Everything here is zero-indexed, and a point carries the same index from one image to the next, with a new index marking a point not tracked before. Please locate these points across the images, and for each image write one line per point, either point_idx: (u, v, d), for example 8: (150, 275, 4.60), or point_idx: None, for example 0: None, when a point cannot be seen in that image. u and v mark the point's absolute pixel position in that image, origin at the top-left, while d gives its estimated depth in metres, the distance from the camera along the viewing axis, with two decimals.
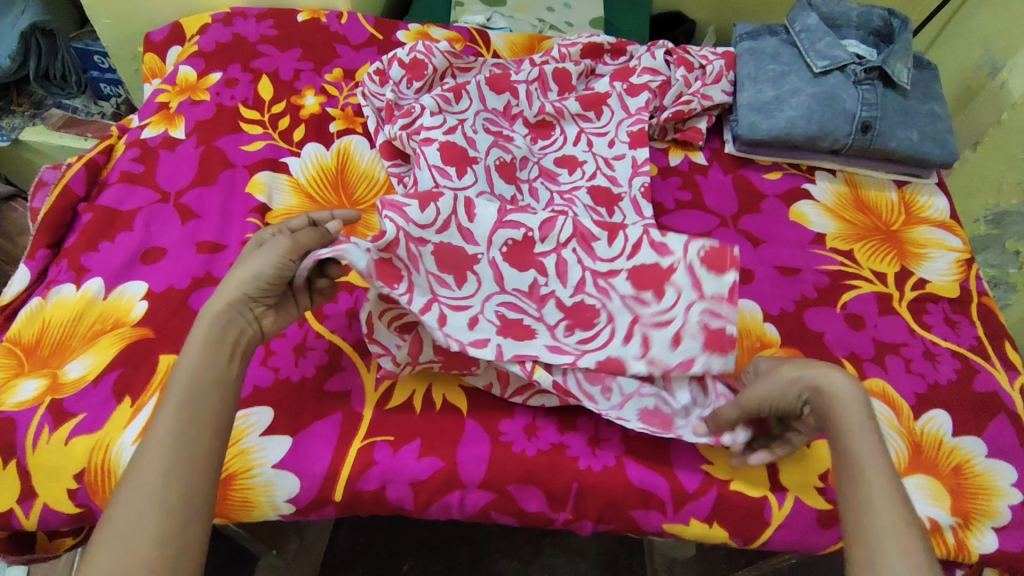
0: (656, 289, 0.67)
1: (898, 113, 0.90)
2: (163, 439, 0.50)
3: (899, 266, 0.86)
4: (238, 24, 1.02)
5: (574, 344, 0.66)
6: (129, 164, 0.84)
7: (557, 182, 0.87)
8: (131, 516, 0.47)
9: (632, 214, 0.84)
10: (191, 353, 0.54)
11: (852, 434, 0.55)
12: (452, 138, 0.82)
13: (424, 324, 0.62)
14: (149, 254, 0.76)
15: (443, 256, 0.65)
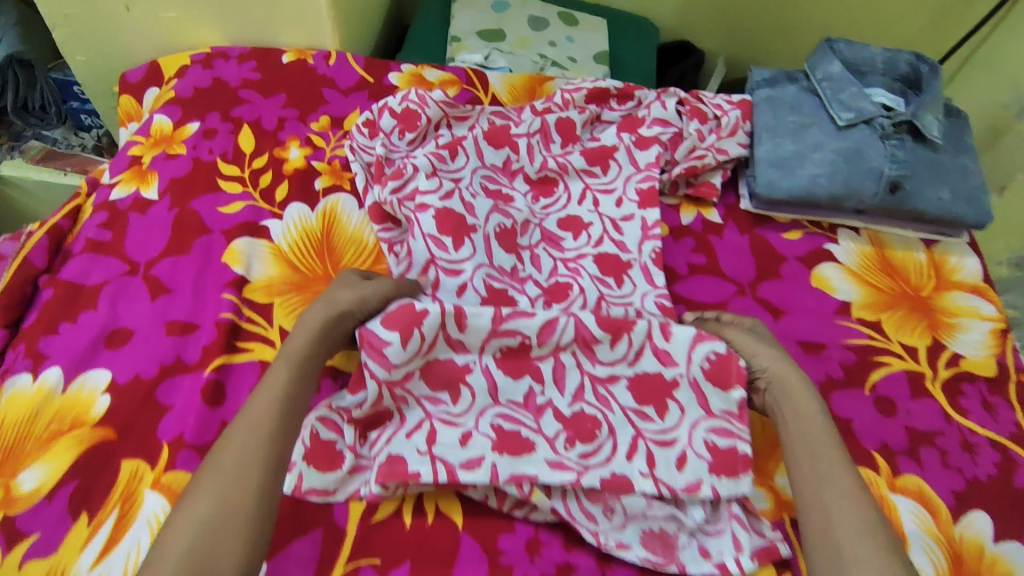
0: (658, 404, 0.66)
1: (928, 170, 0.83)
2: (271, 407, 0.56)
3: (931, 339, 0.80)
4: (219, 67, 0.95)
5: (575, 459, 0.62)
6: (96, 230, 0.77)
7: (561, 248, 0.81)
8: (240, 461, 0.52)
9: (642, 282, 0.77)
10: (297, 340, 0.62)
11: (802, 394, 0.65)
12: (449, 203, 0.76)
13: (407, 446, 0.61)
14: (114, 337, 0.70)
15: (433, 376, 0.64)
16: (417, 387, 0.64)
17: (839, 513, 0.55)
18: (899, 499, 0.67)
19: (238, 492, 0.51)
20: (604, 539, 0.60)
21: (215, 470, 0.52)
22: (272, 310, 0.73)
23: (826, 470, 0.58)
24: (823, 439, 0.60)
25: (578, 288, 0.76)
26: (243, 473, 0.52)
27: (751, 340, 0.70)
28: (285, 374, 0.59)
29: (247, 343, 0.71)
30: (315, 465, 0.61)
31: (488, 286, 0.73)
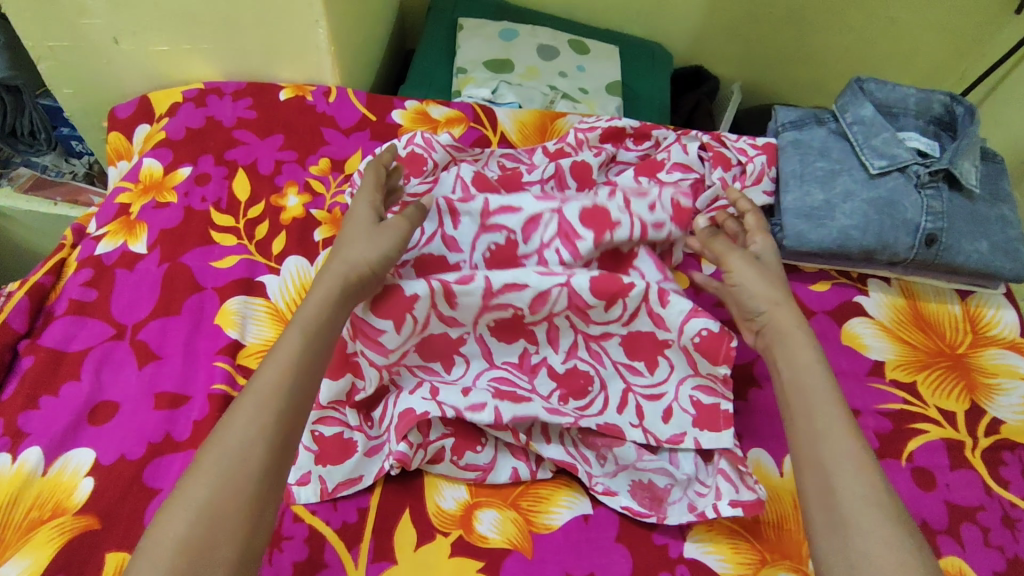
0: (648, 359, 0.69)
1: (965, 221, 0.79)
2: (280, 372, 0.51)
3: (970, 402, 0.75)
4: (213, 105, 0.90)
5: (601, 471, 0.66)
6: (80, 289, 0.72)
7: (587, 319, 0.68)
8: (237, 445, 0.47)
9: (680, 366, 0.69)
10: (313, 303, 0.56)
11: (801, 343, 0.60)
12: (432, 249, 0.73)
13: (411, 399, 0.64)
14: (98, 411, 0.65)
15: (426, 348, 0.67)
16: (411, 358, 0.67)
17: (840, 479, 0.51)
18: None
19: (242, 472, 0.46)
20: (597, 480, 0.64)
21: (220, 445, 0.47)
22: None
23: (825, 430, 0.53)
24: (823, 395, 0.56)
25: (600, 381, 0.69)
26: (250, 450, 0.47)
27: (754, 277, 0.65)
28: (297, 340, 0.54)
29: None
30: (330, 462, 0.63)
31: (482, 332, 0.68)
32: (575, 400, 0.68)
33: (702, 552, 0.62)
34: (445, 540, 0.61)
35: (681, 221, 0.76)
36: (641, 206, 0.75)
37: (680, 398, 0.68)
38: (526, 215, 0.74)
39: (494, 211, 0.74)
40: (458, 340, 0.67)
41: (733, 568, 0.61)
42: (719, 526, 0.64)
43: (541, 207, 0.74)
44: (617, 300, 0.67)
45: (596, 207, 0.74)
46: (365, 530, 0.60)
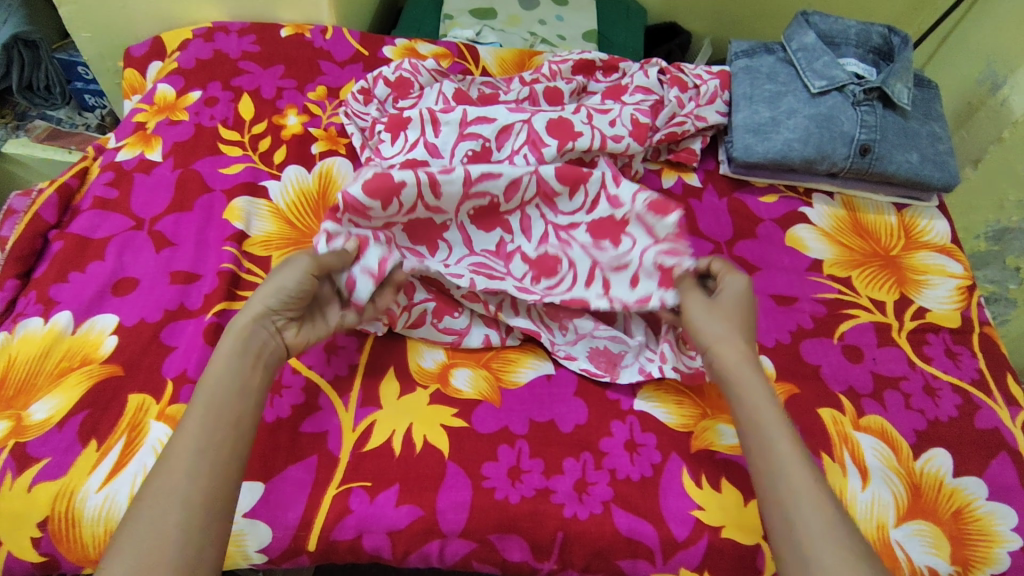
0: (613, 237, 0.75)
1: (897, 134, 0.87)
2: (183, 443, 0.52)
3: (899, 294, 0.84)
4: (220, 40, 0.99)
5: (564, 341, 0.74)
6: (102, 189, 0.81)
7: (554, 208, 0.77)
8: (153, 519, 0.49)
9: (641, 236, 0.73)
10: (216, 377, 0.56)
11: (749, 379, 0.60)
12: (413, 154, 0.80)
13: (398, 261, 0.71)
14: (120, 285, 0.74)
15: (411, 230, 0.75)
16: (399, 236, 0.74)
17: (799, 511, 0.53)
18: (863, 437, 0.71)
19: (163, 538, 0.48)
20: (557, 347, 0.73)
21: (140, 521, 0.49)
22: (271, 262, 0.77)
23: (784, 468, 0.55)
24: (777, 434, 0.57)
25: (568, 261, 0.75)
26: (164, 522, 0.48)
27: (704, 312, 0.65)
28: (202, 412, 0.54)
29: (247, 291, 0.74)
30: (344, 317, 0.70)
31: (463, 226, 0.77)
32: (546, 279, 0.75)
33: (649, 406, 0.71)
34: (424, 392, 0.69)
35: (639, 136, 0.84)
36: (602, 121, 0.83)
37: (645, 265, 0.71)
38: (499, 124, 0.81)
39: (471, 121, 0.81)
40: (442, 227, 0.76)
41: (675, 418, 0.70)
42: (666, 387, 0.72)
43: (512, 118, 0.82)
44: (578, 188, 0.76)
45: (562, 120, 0.82)
46: (354, 382, 0.69)
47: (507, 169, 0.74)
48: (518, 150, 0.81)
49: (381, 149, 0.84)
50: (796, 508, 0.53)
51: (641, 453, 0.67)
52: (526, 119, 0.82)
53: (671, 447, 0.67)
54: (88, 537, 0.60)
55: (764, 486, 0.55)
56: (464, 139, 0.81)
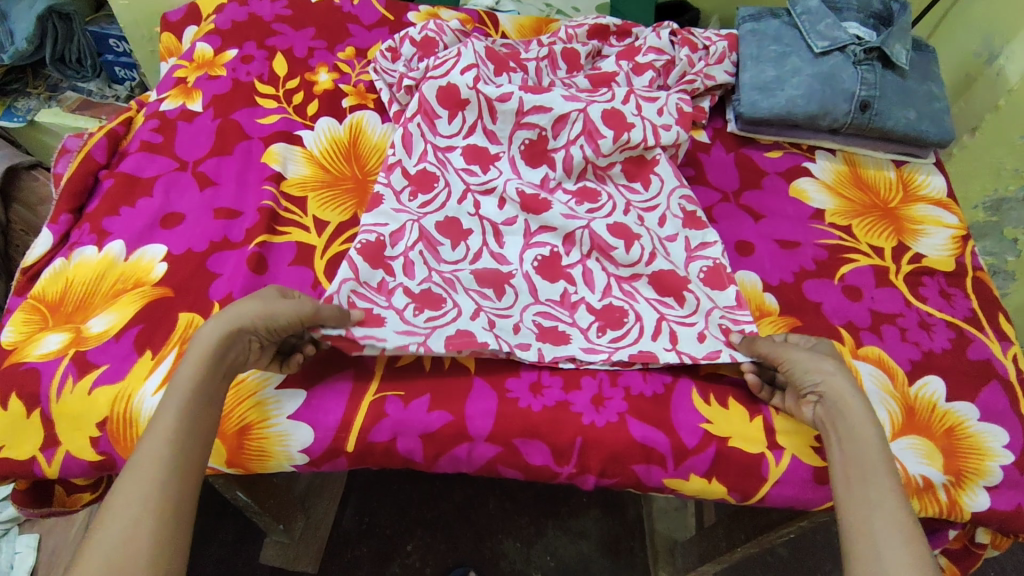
0: (676, 295, 0.76)
1: (895, 92, 0.92)
2: (166, 437, 0.55)
3: (897, 241, 0.88)
4: (254, 4, 1.04)
5: (606, 343, 0.72)
6: (148, 134, 0.87)
7: (614, 261, 0.78)
8: (123, 523, 0.50)
9: (703, 299, 0.75)
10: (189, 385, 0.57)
11: (860, 414, 0.61)
12: (473, 139, 0.85)
13: (459, 209, 0.80)
14: (167, 219, 0.79)
15: (472, 153, 0.84)
16: (475, 181, 0.82)
17: (886, 537, 0.53)
18: (860, 364, 0.76)
19: (134, 541, 0.49)
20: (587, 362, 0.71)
21: (116, 513, 0.50)
22: (306, 203, 0.82)
23: (876, 495, 0.56)
24: (880, 467, 0.58)
25: (635, 315, 0.74)
26: (136, 529, 0.50)
27: (809, 355, 0.66)
28: (178, 403, 0.56)
29: (286, 228, 0.79)
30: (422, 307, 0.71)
31: (521, 194, 0.80)
32: (612, 330, 0.73)
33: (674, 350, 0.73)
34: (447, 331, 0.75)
35: (685, 124, 0.87)
36: (651, 111, 0.87)
37: (711, 327, 0.73)
38: (555, 113, 0.84)
39: (528, 110, 0.84)
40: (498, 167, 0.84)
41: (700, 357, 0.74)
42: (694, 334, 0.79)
43: (569, 107, 0.84)
44: (634, 243, 0.78)
45: (615, 111, 0.85)
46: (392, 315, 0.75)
47: (560, 222, 0.79)
48: (575, 140, 0.84)
49: (434, 121, 0.85)
50: (885, 532, 0.54)
51: (653, 373, 0.72)
52: (582, 108, 0.84)
53: (681, 370, 0.72)
54: (143, 435, 0.65)
55: (857, 514, 0.56)
56: (520, 128, 0.85)
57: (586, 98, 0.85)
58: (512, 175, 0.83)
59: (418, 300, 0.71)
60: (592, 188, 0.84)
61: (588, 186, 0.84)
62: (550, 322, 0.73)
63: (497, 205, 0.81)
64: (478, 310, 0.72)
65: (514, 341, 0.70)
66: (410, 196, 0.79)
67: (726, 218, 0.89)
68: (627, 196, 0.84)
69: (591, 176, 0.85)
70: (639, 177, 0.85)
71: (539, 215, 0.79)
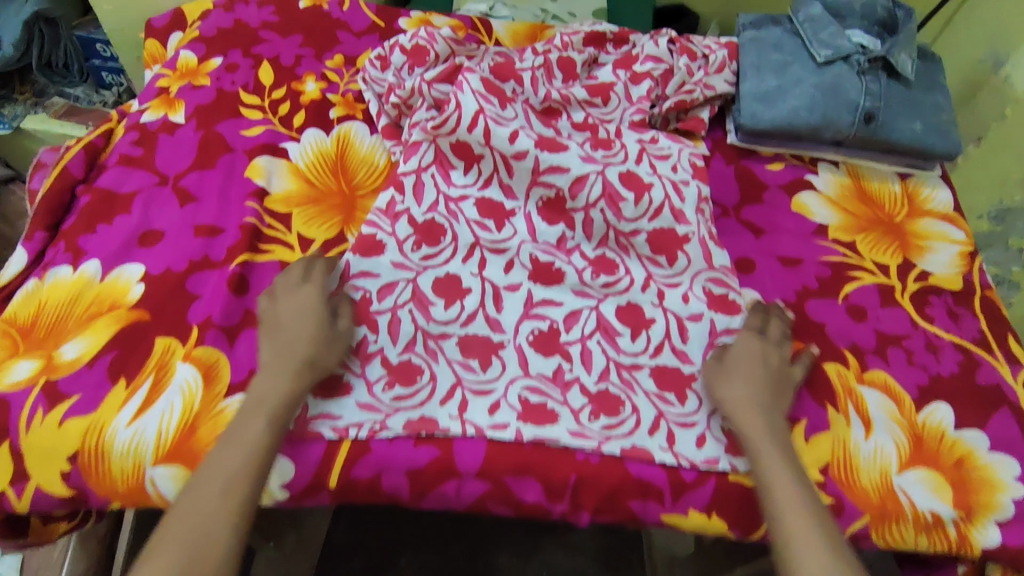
0: (678, 391, 0.70)
1: (900, 103, 0.89)
2: (238, 454, 0.58)
3: (902, 258, 0.86)
4: (240, 11, 1.02)
5: (598, 429, 0.66)
6: (128, 147, 0.84)
7: (617, 346, 0.72)
8: (207, 520, 0.55)
9: (709, 399, 0.69)
10: (261, 394, 0.62)
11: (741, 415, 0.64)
12: (487, 192, 0.79)
13: (461, 267, 0.74)
14: (146, 236, 0.76)
15: (484, 205, 0.78)
16: (487, 239, 0.76)
17: (795, 540, 0.57)
18: (866, 390, 0.73)
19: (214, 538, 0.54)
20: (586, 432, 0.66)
21: (190, 523, 0.55)
22: (290, 219, 0.79)
23: (778, 494, 0.59)
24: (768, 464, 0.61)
25: (631, 406, 0.68)
26: (214, 532, 0.54)
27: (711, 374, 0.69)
28: (265, 423, 0.60)
29: (269, 246, 0.77)
30: (400, 381, 0.67)
31: (534, 261, 0.76)
32: (607, 417, 0.67)
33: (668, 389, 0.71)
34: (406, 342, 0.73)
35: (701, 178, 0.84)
36: (665, 168, 0.83)
37: (714, 429, 0.68)
38: (573, 174, 0.78)
39: (544, 170, 0.79)
40: (510, 212, 0.79)
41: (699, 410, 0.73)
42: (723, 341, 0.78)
43: (586, 168, 0.79)
44: (640, 331, 0.73)
45: (630, 173, 0.80)
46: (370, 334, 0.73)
47: (569, 298, 0.75)
48: (594, 203, 0.78)
49: (449, 171, 0.79)
50: (790, 537, 0.57)
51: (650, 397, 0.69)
52: (600, 170, 0.79)
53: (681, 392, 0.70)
54: (116, 470, 0.62)
55: (774, 514, 0.59)
56: (537, 185, 0.79)
57: (602, 158, 0.81)
58: (527, 237, 0.78)
59: (394, 372, 0.68)
60: (611, 258, 0.78)
61: (607, 255, 0.78)
62: (537, 400, 0.67)
63: (503, 269, 0.75)
64: (456, 387, 0.68)
65: (486, 423, 0.65)
66: (413, 247, 0.74)
67: (727, 233, 0.86)
68: (649, 269, 0.77)
69: (614, 244, 0.78)
70: (665, 250, 0.78)
71: (547, 287, 0.75)
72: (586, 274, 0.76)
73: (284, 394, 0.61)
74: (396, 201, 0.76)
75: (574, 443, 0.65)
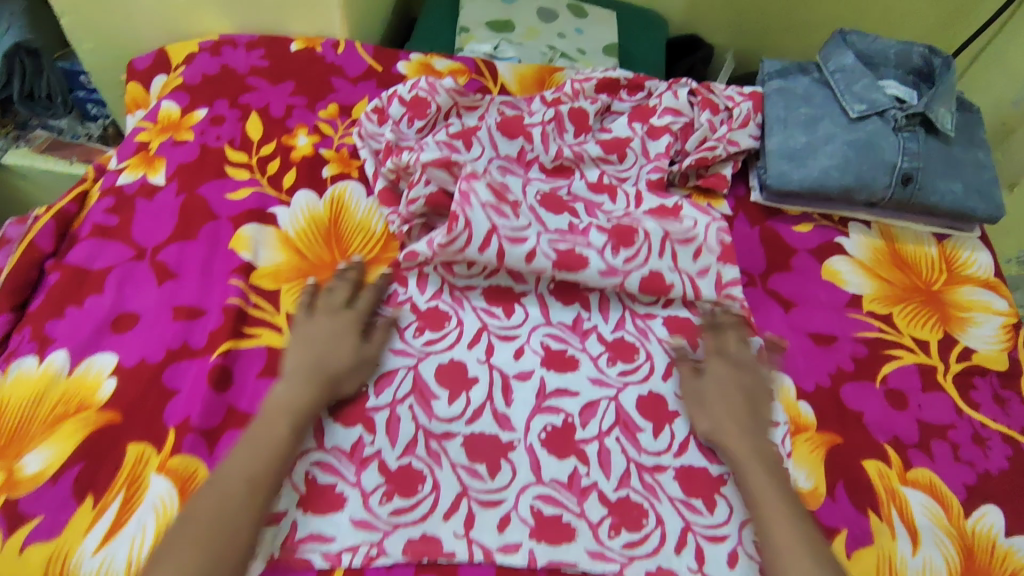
0: (706, 497, 0.63)
1: (941, 162, 0.83)
2: (262, 457, 0.58)
3: (943, 333, 0.79)
4: (227, 54, 0.95)
5: (619, 549, 0.60)
6: (102, 215, 0.77)
7: (638, 445, 0.66)
8: (213, 523, 0.54)
9: (741, 506, 0.63)
10: (281, 396, 0.62)
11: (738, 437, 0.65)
12: (497, 279, 0.76)
13: (468, 353, 0.69)
14: (120, 321, 0.69)
15: (493, 292, 0.75)
16: (495, 325, 0.72)
17: (785, 570, 0.56)
18: (910, 492, 0.67)
19: (236, 539, 0.54)
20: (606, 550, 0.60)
21: (198, 522, 0.54)
22: (279, 297, 0.73)
23: (771, 525, 0.59)
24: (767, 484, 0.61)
25: (656, 517, 0.62)
26: (237, 533, 0.54)
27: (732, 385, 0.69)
28: (287, 428, 0.60)
29: (255, 329, 0.70)
30: (399, 492, 0.61)
31: (546, 348, 0.71)
32: (628, 532, 0.61)
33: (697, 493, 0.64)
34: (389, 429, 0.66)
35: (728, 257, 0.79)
36: (687, 257, 0.77)
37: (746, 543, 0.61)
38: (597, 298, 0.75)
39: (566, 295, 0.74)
40: (520, 294, 0.75)
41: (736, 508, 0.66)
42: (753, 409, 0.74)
43: (606, 283, 0.74)
44: (663, 426, 0.67)
45: (653, 275, 0.75)
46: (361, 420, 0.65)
47: (585, 388, 0.69)
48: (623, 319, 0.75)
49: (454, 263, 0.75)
50: (788, 564, 0.56)
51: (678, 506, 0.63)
52: (620, 283, 0.74)
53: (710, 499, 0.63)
54: None
55: (768, 547, 0.58)
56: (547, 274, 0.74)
57: (623, 264, 0.74)
58: (539, 321, 0.73)
59: (393, 481, 0.61)
60: (629, 341, 0.73)
61: (625, 339, 0.73)
62: (551, 511, 0.61)
63: (513, 354, 0.70)
64: (462, 497, 0.61)
65: (496, 543, 0.59)
66: (416, 334, 0.71)
67: (753, 307, 0.79)
68: (670, 354, 0.73)
69: (631, 326, 0.74)
70: (684, 334, 0.74)
71: (560, 376, 0.69)
72: (601, 361, 0.71)
73: (303, 399, 0.62)
74: (399, 293, 0.74)
75: (594, 567, 0.59)
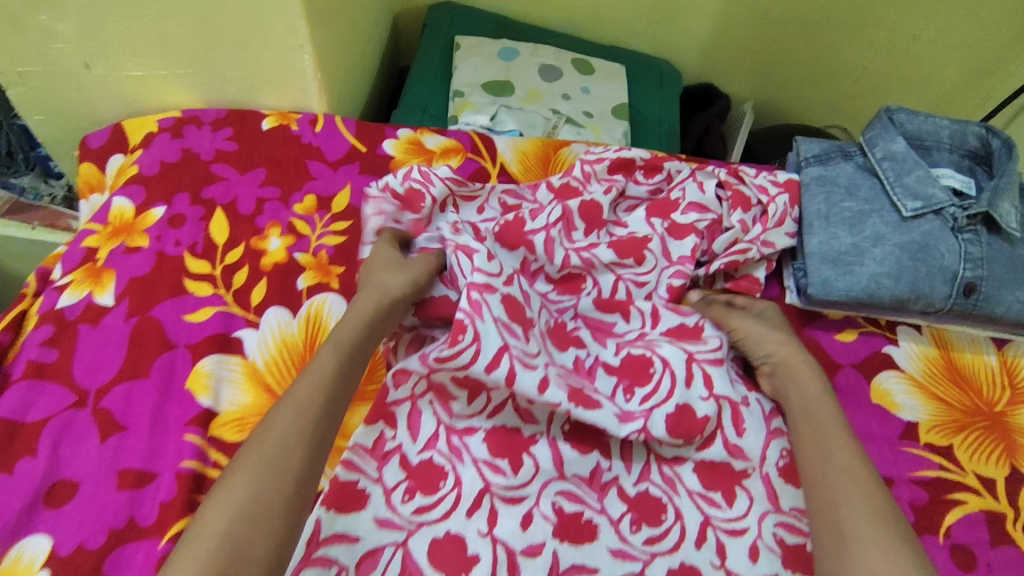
0: None
1: (1007, 267, 0.72)
2: (322, 387, 0.56)
3: (1011, 468, 0.69)
4: (190, 135, 0.84)
5: None
6: (38, 350, 0.67)
7: None
8: (279, 445, 0.51)
9: None
10: (347, 327, 0.62)
11: (805, 375, 0.67)
12: (500, 419, 0.65)
13: (468, 524, 0.59)
14: (54, 493, 0.58)
15: (496, 439, 0.63)
16: (499, 485, 0.61)
17: (846, 505, 0.55)
18: None
19: (290, 461, 0.51)
20: None
21: (266, 444, 0.51)
22: None
23: (830, 453, 0.59)
24: (831, 428, 0.61)
25: None
26: (292, 451, 0.51)
27: (757, 326, 0.71)
28: (333, 360, 0.59)
29: None
30: None
31: (558, 510, 0.61)
32: None
33: None
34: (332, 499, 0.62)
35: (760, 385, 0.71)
36: (723, 382, 0.67)
37: None
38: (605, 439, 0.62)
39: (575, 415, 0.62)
40: (529, 439, 0.64)
41: None
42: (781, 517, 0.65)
43: (623, 429, 0.62)
44: None
45: (682, 408, 0.64)
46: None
47: (605, 562, 0.59)
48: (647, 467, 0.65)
49: (449, 398, 0.65)
50: (845, 501, 0.55)
51: None
52: (641, 428, 0.62)
53: None
54: None
55: (829, 488, 0.56)
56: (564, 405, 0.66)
57: (639, 407, 0.65)
58: (552, 474, 0.63)
59: None
60: (656, 496, 0.63)
61: (651, 493, 0.64)
62: None
63: (519, 523, 0.59)
64: None
65: None
66: (405, 497, 0.60)
67: None
68: (704, 510, 0.63)
69: (658, 476, 0.65)
70: (718, 484, 0.64)
71: (577, 549, 0.59)
72: (623, 527, 0.61)
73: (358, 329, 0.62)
74: (386, 438, 0.63)
75: None
